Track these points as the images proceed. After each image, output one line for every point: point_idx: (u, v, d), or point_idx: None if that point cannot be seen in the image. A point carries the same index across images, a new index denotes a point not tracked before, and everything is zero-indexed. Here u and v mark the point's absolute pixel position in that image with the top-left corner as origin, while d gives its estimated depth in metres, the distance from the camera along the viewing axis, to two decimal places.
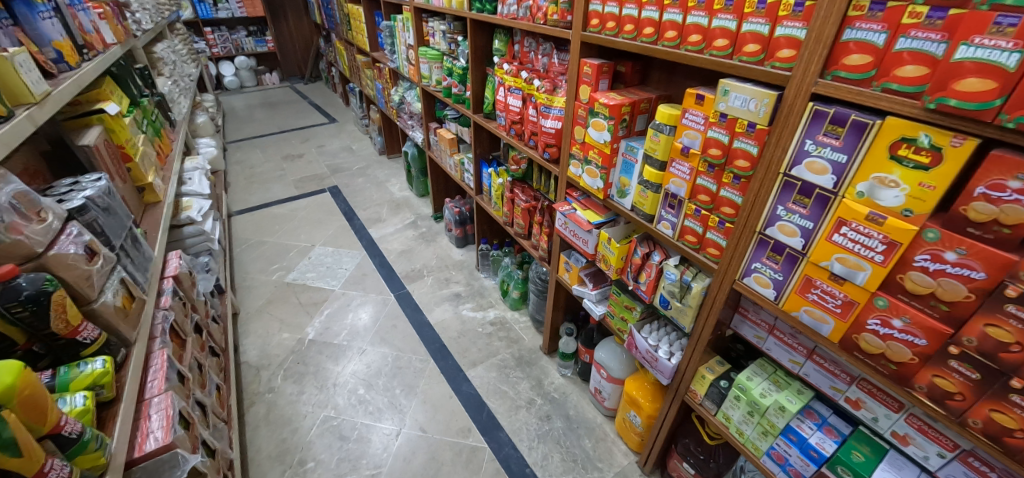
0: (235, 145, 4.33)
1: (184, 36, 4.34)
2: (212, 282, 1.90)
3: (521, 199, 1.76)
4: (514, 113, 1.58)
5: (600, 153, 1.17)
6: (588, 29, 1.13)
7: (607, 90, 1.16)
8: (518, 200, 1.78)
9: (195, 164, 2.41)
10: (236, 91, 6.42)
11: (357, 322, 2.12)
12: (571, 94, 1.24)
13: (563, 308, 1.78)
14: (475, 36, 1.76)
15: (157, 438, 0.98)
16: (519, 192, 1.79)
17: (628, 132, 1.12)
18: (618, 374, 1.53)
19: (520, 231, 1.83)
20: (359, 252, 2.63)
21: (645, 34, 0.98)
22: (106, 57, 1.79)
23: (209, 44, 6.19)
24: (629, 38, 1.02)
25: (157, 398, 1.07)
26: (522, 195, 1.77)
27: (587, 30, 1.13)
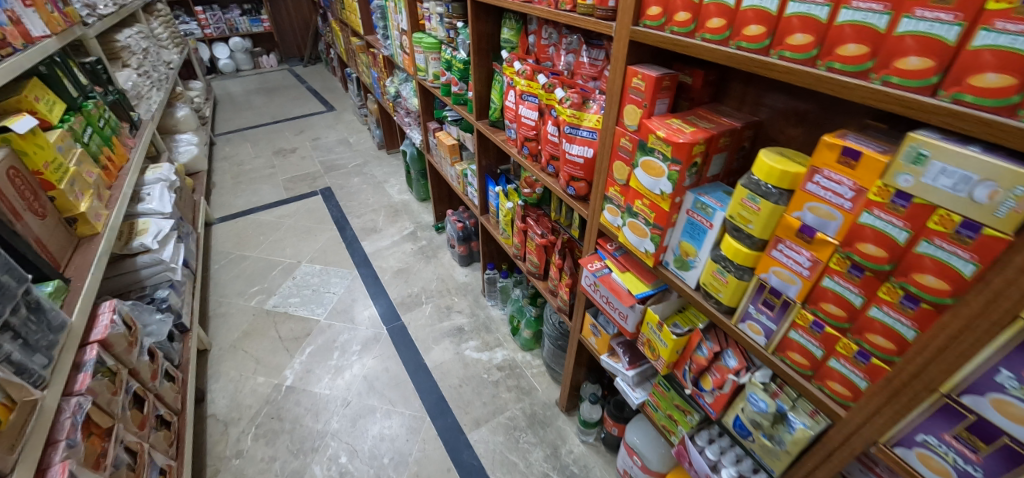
0: (225, 137, 4.02)
1: (166, 18, 3.98)
2: (168, 324, 1.61)
3: (535, 233, 1.41)
4: (528, 128, 1.20)
5: (653, 207, 0.81)
6: (644, 22, 0.75)
7: (667, 113, 0.78)
8: (532, 233, 1.42)
9: (158, 174, 2.10)
10: (232, 75, 6.06)
11: (343, 364, 1.83)
12: (609, 115, 0.86)
13: (585, 366, 1.45)
14: (477, 23, 1.36)
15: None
16: (533, 223, 1.43)
17: (697, 180, 0.76)
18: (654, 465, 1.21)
19: (534, 270, 1.48)
20: (351, 271, 2.31)
21: (748, 35, 0.60)
22: (27, 55, 1.46)
23: (200, 25, 5.83)
24: (717, 40, 0.64)
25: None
26: (536, 228, 1.41)
27: (642, 23, 0.75)
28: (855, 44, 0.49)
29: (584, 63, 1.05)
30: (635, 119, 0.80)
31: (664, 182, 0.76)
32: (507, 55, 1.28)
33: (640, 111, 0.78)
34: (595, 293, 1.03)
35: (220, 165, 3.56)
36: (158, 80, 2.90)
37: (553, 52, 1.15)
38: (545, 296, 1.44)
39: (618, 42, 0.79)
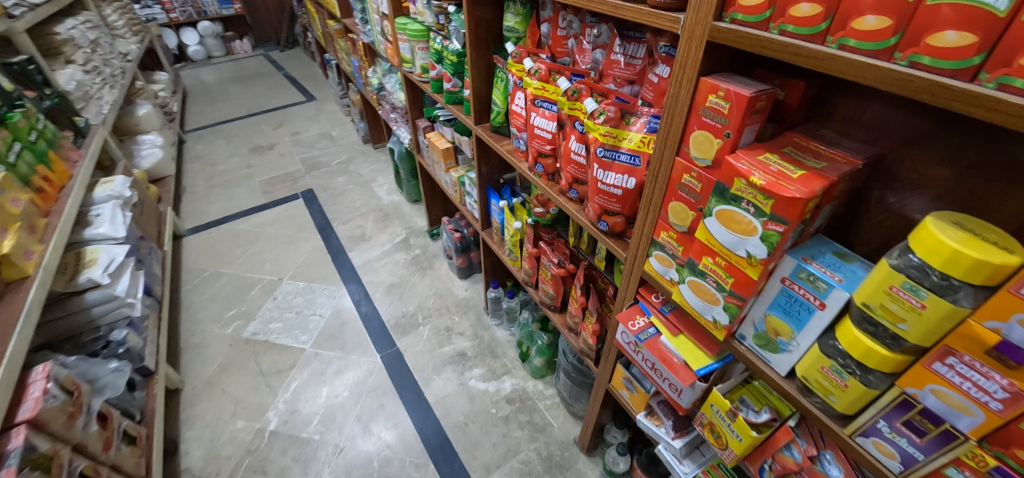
0: (196, 135, 3.71)
1: (121, 3, 3.61)
2: (126, 373, 1.39)
3: (549, 262, 1.19)
4: (543, 142, 0.96)
5: (734, 272, 0.60)
6: (734, 16, 0.52)
7: (753, 143, 0.56)
8: (546, 261, 1.21)
9: (110, 189, 1.83)
10: (204, 62, 5.65)
11: (334, 402, 1.63)
12: (667, 142, 0.64)
13: (611, 410, 1.26)
14: (473, 7, 1.09)
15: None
16: (546, 249, 1.21)
17: (797, 240, 0.56)
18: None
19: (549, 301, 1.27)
20: (338, 289, 2.09)
21: (939, 47, 0.37)
22: None
23: (165, 8, 5.39)
24: (872, 52, 0.41)
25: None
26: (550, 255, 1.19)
27: (730, 18, 0.52)
28: (875, 15, 0.40)
29: (618, 61, 0.80)
30: (710, 152, 0.57)
31: (754, 243, 0.55)
32: (513, 48, 1.02)
33: (720, 143, 0.55)
34: (637, 357, 0.83)
35: (191, 166, 3.27)
36: (111, 75, 2.59)
37: (574, 45, 0.90)
38: (563, 333, 1.23)
39: (688, 43, 0.55)
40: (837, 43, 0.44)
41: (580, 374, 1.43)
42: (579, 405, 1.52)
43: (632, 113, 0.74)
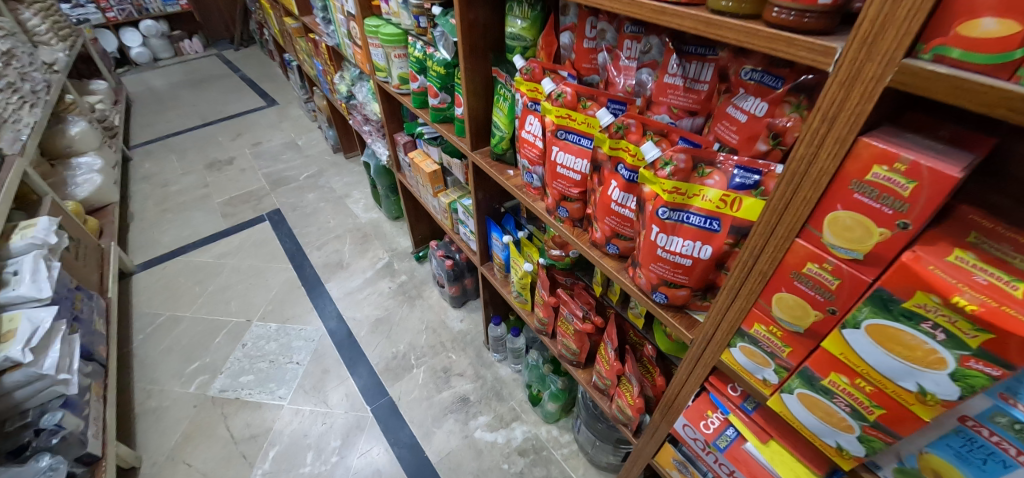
0: (144, 151, 3.35)
1: (42, 5, 3.17)
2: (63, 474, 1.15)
3: (569, 315, 1.00)
4: (568, 183, 0.77)
5: (888, 400, 0.43)
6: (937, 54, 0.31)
7: (934, 233, 0.38)
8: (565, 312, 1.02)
9: (31, 237, 1.53)
10: (150, 65, 5.16)
11: (320, 471, 1.42)
12: (782, 218, 0.45)
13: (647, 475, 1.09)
14: (467, 10, 0.87)
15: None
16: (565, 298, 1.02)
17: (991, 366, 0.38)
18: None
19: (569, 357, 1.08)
20: (317, 330, 1.85)
21: None
22: None
23: (100, 7, 4.86)
24: None
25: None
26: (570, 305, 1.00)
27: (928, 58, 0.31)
28: None
29: (676, 87, 0.61)
30: (866, 244, 0.39)
31: (938, 381, 0.38)
32: (523, 63, 0.81)
33: (888, 234, 0.37)
34: (708, 459, 0.70)
35: (139, 189, 2.93)
36: (32, 92, 2.23)
37: (608, 61, 0.70)
38: (591, 394, 1.04)
39: (845, 88, 0.36)
40: None
41: (603, 426, 1.25)
42: (601, 455, 1.35)
43: (707, 162, 0.55)
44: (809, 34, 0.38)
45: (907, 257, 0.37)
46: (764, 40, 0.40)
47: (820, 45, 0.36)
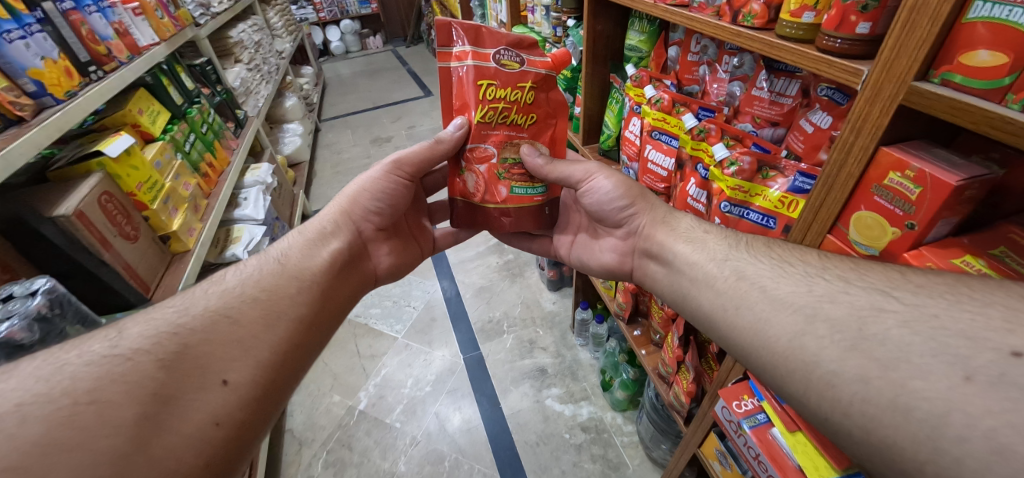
0: (329, 125, 4.18)
1: (285, 6, 4.12)
2: None
3: (502, 51, 0.69)
4: (656, 178, 0.87)
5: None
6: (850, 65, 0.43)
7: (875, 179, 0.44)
8: (476, 69, 0.69)
9: (256, 176, 2.10)
10: (342, 57, 6.20)
11: (442, 412, 1.64)
12: (871, 105, 0.42)
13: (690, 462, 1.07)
14: (593, 20, 1.00)
15: (374, 224, 0.83)
16: (469, 34, 0.70)
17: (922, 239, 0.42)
18: (533, 196, 0.76)
19: (525, 171, 0.74)
20: (431, 284, 2.17)
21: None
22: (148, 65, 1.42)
23: (316, 9, 6.04)
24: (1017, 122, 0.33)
25: (380, 206, 0.82)
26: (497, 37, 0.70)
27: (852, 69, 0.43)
28: None
29: (762, 100, 0.68)
30: (976, 126, 0.35)
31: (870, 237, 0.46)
32: (633, 71, 0.94)
33: (995, 117, 0.34)
34: (738, 440, 0.74)
35: (323, 153, 3.68)
36: (269, 72, 2.92)
37: (706, 75, 0.79)
38: (653, 379, 1.14)
39: (907, 28, 0.38)
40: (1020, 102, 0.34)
41: (663, 421, 1.34)
42: (660, 451, 1.41)
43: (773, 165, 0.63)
44: (852, 55, 0.44)
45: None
46: (812, 61, 0.47)
47: (853, 68, 0.43)
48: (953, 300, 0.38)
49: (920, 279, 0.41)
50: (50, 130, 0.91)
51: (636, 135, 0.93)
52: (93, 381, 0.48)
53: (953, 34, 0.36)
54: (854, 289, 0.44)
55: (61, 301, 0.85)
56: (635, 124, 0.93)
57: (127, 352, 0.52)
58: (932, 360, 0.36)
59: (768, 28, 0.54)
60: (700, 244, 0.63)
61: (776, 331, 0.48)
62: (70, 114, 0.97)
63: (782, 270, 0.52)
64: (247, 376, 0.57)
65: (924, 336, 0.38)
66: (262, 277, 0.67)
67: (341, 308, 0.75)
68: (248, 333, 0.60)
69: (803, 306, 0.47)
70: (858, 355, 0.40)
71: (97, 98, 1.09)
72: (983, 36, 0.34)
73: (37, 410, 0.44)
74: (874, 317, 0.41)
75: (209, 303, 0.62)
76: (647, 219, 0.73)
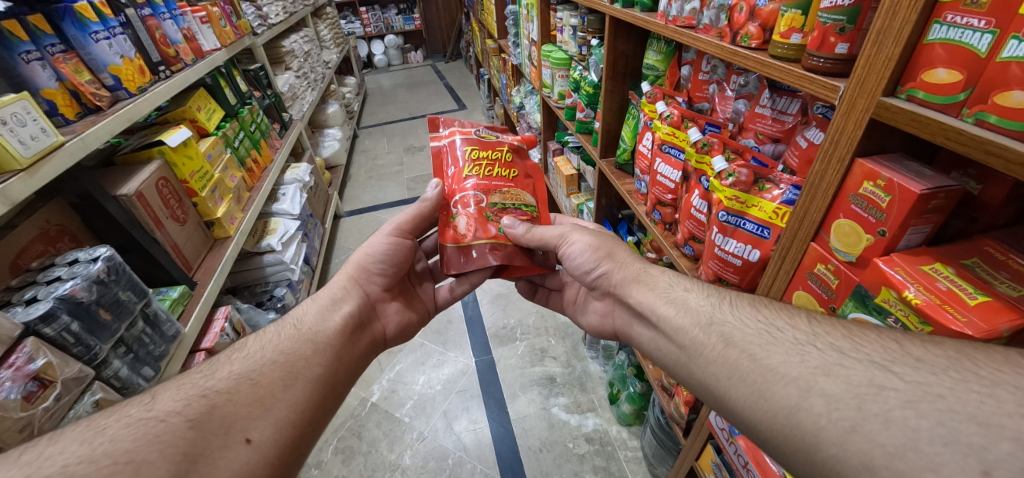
0: (367, 132, 4.37)
1: (335, 19, 4.39)
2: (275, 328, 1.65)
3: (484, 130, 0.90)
4: (663, 190, 0.89)
5: (994, 314, 0.39)
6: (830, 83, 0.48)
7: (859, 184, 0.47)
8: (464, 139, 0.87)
9: (296, 174, 2.25)
10: (384, 69, 6.49)
11: (449, 412, 1.67)
12: (847, 117, 0.46)
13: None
14: (614, 40, 1.06)
15: (379, 285, 0.83)
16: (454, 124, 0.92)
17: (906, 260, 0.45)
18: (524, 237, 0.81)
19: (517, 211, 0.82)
20: None
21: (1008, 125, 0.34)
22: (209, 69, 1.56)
23: (364, 23, 6.40)
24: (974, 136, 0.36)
25: (386, 269, 0.83)
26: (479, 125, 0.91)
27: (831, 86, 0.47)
28: None
29: (764, 117, 0.72)
30: (934, 137, 0.39)
31: (853, 245, 0.49)
32: (649, 88, 0.98)
33: (949, 129, 0.37)
34: (729, 449, 0.75)
35: (359, 158, 3.85)
36: (315, 79, 3.11)
37: (716, 93, 0.83)
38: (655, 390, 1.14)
39: (876, 48, 0.42)
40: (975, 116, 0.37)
41: (666, 436, 1.33)
42: (662, 469, 1.40)
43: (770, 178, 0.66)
44: (830, 74, 0.49)
45: (997, 68, 0.35)
46: (798, 78, 0.52)
47: (832, 84, 0.47)
48: (957, 380, 0.35)
49: (920, 351, 0.38)
50: (120, 120, 1.03)
51: (646, 148, 0.97)
52: (132, 441, 0.47)
53: (916, 55, 0.40)
54: (849, 362, 0.41)
55: (117, 269, 0.94)
56: (646, 138, 0.97)
57: (161, 414, 0.51)
58: (943, 450, 0.32)
59: (762, 48, 0.59)
60: (682, 305, 0.60)
61: (773, 405, 0.43)
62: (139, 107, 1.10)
63: (771, 335, 0.48)
64: (271, 434, 0.56)
65: (932, 419, 0.34)
66: (279, 341, 0.66)
67: (354, 367, 0.73)
68: (269, 394, 0.58)
69: (797, 379, 0.42)
70: (858, 438, 0.36)
71: (163, 94, 1.23)
72: (941, 57, 0.38)
73: (83, 468, 0.43)
74: (874, 396, 0.37)
75: (233, 367, 0.60)
76: (620, 278, 0.71)
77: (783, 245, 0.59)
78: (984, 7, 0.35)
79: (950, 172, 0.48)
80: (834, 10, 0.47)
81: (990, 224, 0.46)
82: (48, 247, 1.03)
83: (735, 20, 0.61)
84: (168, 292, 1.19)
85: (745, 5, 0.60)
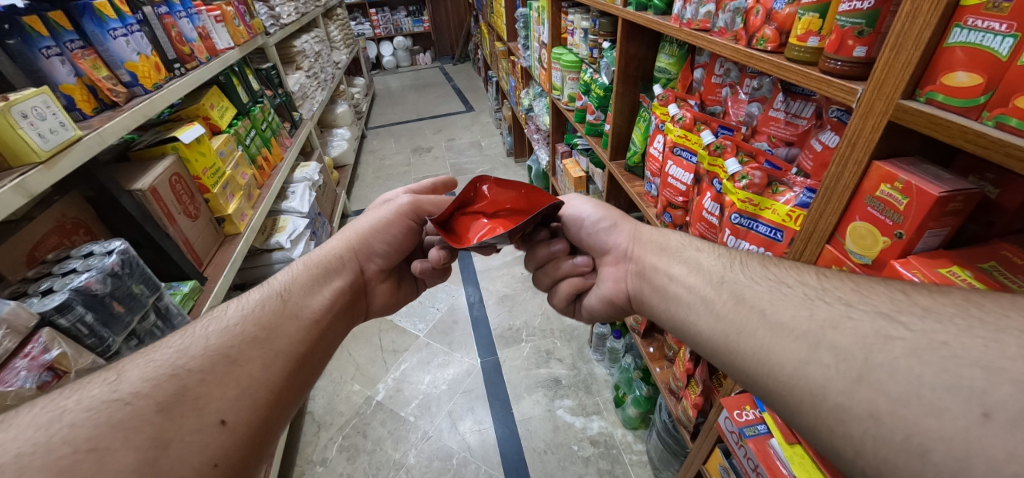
0: (375, 133, 4.40)
1: (345, 21, 4.42)
2: None
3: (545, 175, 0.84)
4: (675, 192, 0.89)
5: None
6: (848, 88, 0.48)
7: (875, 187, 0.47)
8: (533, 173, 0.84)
9: (305, 173, 2.27)
10: (392, 71, 6.53)
11: (453, 412, 1.67)
12: (864, 120, 0.46)
13: None
14: (626, 43, 1.07)
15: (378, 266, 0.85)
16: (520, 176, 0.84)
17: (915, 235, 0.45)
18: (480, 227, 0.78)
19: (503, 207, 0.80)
20: (456, 289, 2.24)
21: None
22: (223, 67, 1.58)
23: (373, 26, 6.45)
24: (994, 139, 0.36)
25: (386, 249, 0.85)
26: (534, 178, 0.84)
27: (850, 90, 0.48)
28: None
29: (778, 120, 0.72)
30: (953, 140, 0.39)
31: (873, 248, 0.49)
32: (661, 90, 0.98)
33: (969, 131, 0.38)
34: (739, 452, 0.75)
35: (366, 159, 3.87)
36: (324, 80, 3.14)
37: (728, 97, 0.83)
38: (662, 393, 1.14)
39: (894, 52, 0.43)
40: (995, 118, 0.37)
41: (672, 440, 1.32)
42: (668, 473, 1.39)
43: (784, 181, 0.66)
44: (848, 78, 0.49)
45: (1019, 70, 0.35)
46: (815, 81, 0.52)
47: (849, 87, 0.48)
48: (963, 328, 0.34)
49: (927, 301, 0.38)
50: (137, 115, 1.04)
51: (658, 152, 0.97)
52: (93, 428, 0.44)
53: (935, 58, 0.40)
54: (856, 314, 0.40)
55: (130, 262, 0.95)
56: (658, 142, 0.97)
57: (126, 396, 0.48)
58: (947, 395, 0.32)
59: (778, 51, 0.60)
60: (694, 264, 0.60)
61: (778, 359, 0.42)
62: (154, 104, 1.11)
63: (781, 290, 0.48)
64: (247, 415, 0.54)
65: (934, 366, 0.34)
66: (262, 311, 0.66)
67: (329, 349, 0.72)
68: (243, 373, 0.56)
69: (806, 332, 0.42)
70: (864, 388, 0.36)
71: (177, 91, 1.24)
72: (962, 60, 0.38)
73: (36, 460, 0.41)
74: (881, 345, 0.37)
75: (208, 342, 0.58)
76: (631, 237, 0.73)
77: (798, 248, 0.59)
78: (1006, 11, 0.35)
79: (967, 176, 0.48)
80: (852, 14, 0.47)
81: (1007, 229, 0.46)
82: (64, 239, 1.05)
83: (752, 24, 0.62)
84: (179, 287, 1.20)
85: (761, 8, 0.61)
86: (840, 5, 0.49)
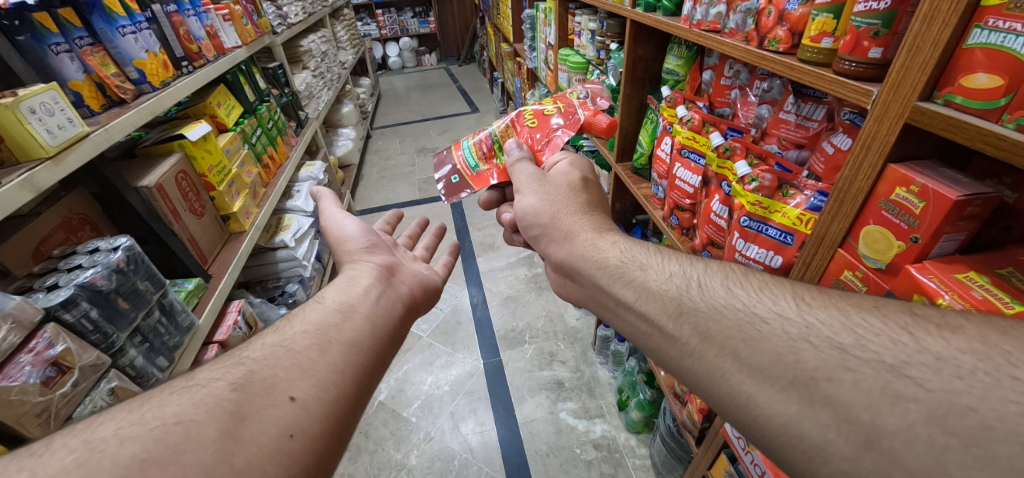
0: (380, 133, 4.41)
1: (352, 21, 4.44)
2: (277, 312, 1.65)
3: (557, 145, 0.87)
4: (682, 194, 0.89)
5: None
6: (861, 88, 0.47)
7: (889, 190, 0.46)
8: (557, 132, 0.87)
9: (311, 172, 2.27)
10: (398, 71, 6.55)
11: (455, 413, 1.67)
12: (880, 122, 0.46)
13: None
14: (634, 44, 1.06)
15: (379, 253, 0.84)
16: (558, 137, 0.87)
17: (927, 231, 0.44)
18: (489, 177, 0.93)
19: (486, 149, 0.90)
20: (460, 290, 2.23)
21: None
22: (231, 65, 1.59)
23: (379, 26, 6.47)
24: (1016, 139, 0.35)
25: (368, 244, 0.83)
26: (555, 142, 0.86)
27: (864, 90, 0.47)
28: None
29: (788, 122, 0.71)
30: (971, 142, 0.39)
31: (886, 252, 0.48)
32: (669, 92, 0.98)
33: (988, 133, 0.37)
34: (744, 459, 0.74)
35: (371, 158, 3.88)
36: (331, 79, 3.15)
37: (738, 98, 0.83)
38: (666, 397, 1.13)
39: (911, 52, 0.42)
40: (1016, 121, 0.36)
41: (675, 445, 1.31)
42: None
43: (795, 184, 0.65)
44: (863, 78, 0.48)
45: None
46: (828, 82, 0.51)
47: (864, 89, 0.47)
48: (989, 386, 0.32)
49: (938, 346, 0.35)
50: (143, 112, 1.05)
51: (665, 153, 0.96)
52: (183, 405, 0.47)
53: (954, 59, 0.39)
54: (854, 364, 0.37)
55: (136, 259, 0.95)
56: (665, 144, 0.96)
57: (206, 381, 0.51)
58: (979, 473, 0.30)
59: (790, 52, 0.59)
60: (641, 288, 0.57)
61: (765, 413, 0.41)
62: (162, 101, 1.12)
63: (754, 329, 0.44)
64: (316, 392, 0.53)
65: (962, 438, 0.31)
66: (307, 314, 0.65)
67: (395, 333, 0.70)
68: (307, 359, 0.56)
69: (795, 382, 0.40)
70: (874, 454, 0.34)
71: (185, 89, 1.25)
72: (981, 61, 0.37)
73: (135, 432, 0.43)
74: (890, 408, 0.34)
75: (267, 339, 0.59)
76: (569, 256, 0.69)
77: (809, 250, 0.58)
78: None
79: (985, 179, 0.47)
80: (868, 14, 0.46)
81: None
82: (70, 235, 1.05)
83: (764, 24, 0.62)
84: (184, 284, 1.21)
85: (773, 9, 0.60)
86: (855, 5, 0.48)
